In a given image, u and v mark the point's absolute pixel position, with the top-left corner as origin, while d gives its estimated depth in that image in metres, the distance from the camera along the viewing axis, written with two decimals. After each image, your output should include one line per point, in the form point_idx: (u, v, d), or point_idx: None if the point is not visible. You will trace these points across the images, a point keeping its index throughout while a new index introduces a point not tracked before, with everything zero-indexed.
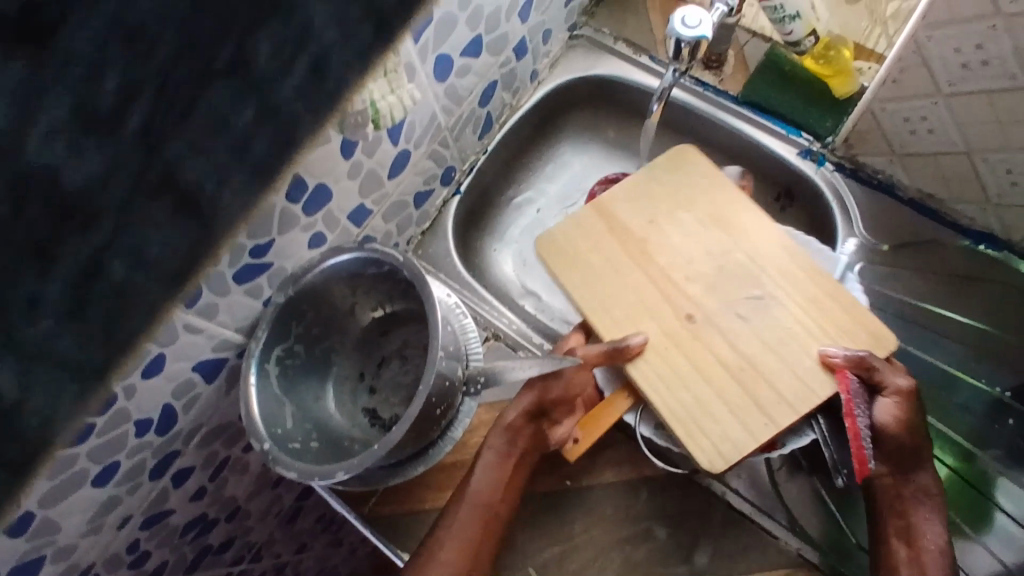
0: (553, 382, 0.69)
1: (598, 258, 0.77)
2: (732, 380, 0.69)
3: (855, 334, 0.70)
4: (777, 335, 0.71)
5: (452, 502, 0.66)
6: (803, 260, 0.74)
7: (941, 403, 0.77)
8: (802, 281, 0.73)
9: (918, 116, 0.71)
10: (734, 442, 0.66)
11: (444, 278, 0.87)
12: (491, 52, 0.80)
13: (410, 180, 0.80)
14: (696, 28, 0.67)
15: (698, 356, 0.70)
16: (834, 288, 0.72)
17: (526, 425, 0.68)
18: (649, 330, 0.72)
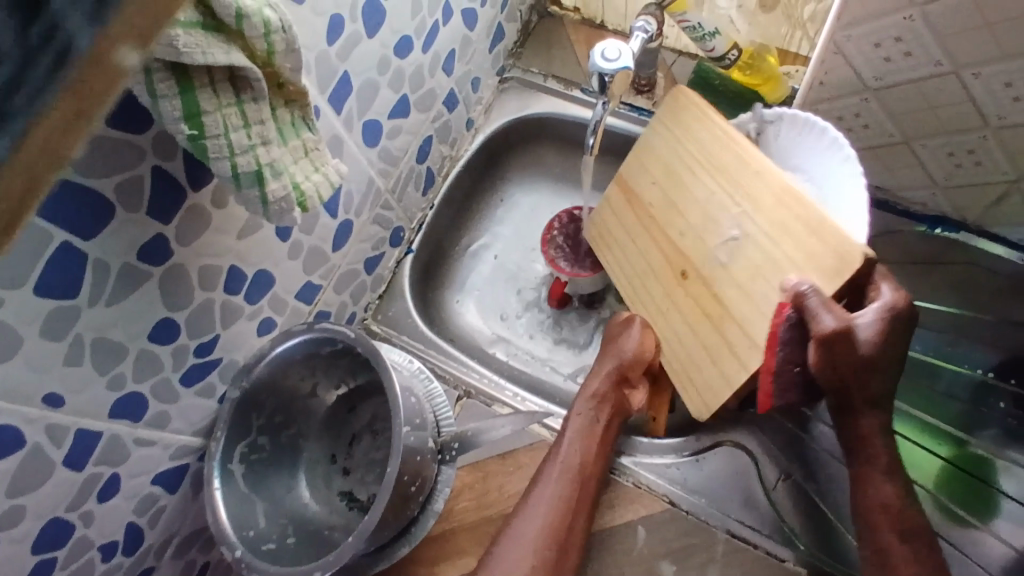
0: (620, 350, 0.75)
1: (624, 229, 0.80)
2: (711, 330, 0.69)
3: (821, 257, 0.59)
4: (753, 273, 0.65)
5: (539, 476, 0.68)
6: (774, 182, 0.64)
7: (925, 394, 0.76)
8: (796, 231, 0.62)
9: (851, 113, 0.71)
10: (712, 390, 0.68)
11: (407, 341, 0.84)
12: (420, 109, 0.79)
13: (357, 248, 0.78)
14: (617, 60, 0.67)
15: (689, 311, 0.71)
16: (807, 212, 0.61)
17: (605, 391, 0.74)
18: (654, 289, 0.76)
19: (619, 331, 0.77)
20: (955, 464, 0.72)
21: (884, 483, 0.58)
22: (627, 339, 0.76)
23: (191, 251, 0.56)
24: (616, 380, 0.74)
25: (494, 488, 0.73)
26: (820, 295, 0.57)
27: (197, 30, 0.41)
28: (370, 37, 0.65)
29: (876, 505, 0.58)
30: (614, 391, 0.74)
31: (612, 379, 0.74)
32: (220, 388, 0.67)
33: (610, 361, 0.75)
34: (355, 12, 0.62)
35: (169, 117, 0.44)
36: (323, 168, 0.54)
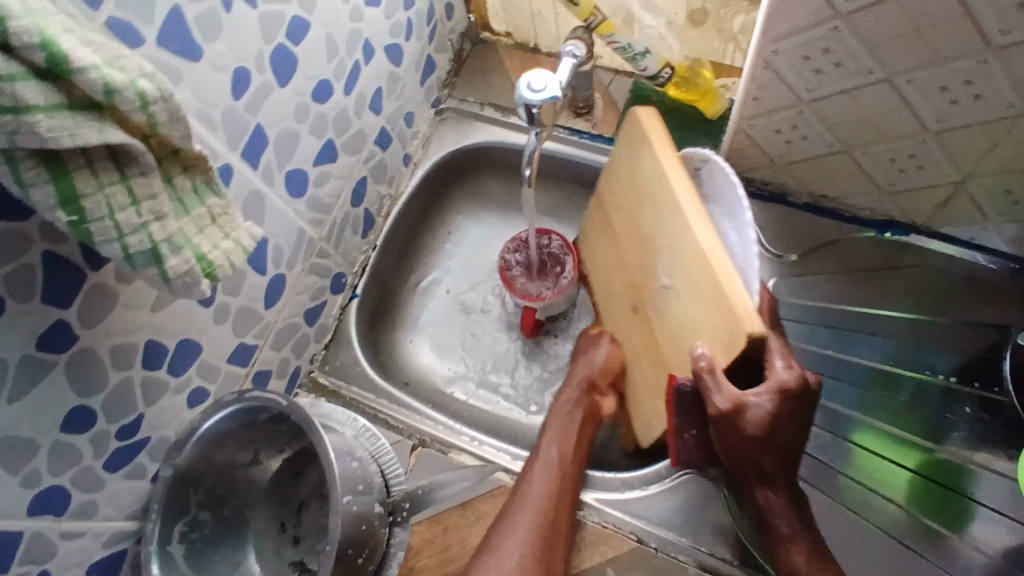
0: (591, 358, 0.74)
1: (600, 242, 0.76)
2: (653, 373, 0.67)
3: (722, 330, 0.53)
4: (677, 326, 0.61)
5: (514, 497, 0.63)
6: (693, 238, 0.56)
7: (888, 405, 0.73)
8: (702, 298, 0.55)
9: (788, 126, 0.70)
10: (649, 426, 0.70)
11: (357, 391, 0.81)
12: (349, 151, 0.76)
13: (294, 301, 0.75)
14: (544, 90, 0.65)
15: (637, 343, 0.69)
16: (716, 280, 0.53)
17: (579, 394, 0.72)
18: (616, 309, 0.74)
19: (590, 345, 0.76)
20: (925, 475, 0.70)
21: (799, 558, 0.57)
22: (596, 348, 0.75)
23: (99, 332, 0.53)
24: (591, 383, 0.72)
25: (456, 542, 0.67)
26: (714, 367, 0.54)
27: (64, 111, 0.38)
28: (281, 86, 0.63)
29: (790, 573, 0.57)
30: (590, 396, 0.72)
31: (585, 388, 0.72)
32: (153, 467, 0.63)
33: (582, 368, 0.74)
34: (261, 62, 0.60)
35: (43, 205, 0.41)
36: (233, 232, 0.51)
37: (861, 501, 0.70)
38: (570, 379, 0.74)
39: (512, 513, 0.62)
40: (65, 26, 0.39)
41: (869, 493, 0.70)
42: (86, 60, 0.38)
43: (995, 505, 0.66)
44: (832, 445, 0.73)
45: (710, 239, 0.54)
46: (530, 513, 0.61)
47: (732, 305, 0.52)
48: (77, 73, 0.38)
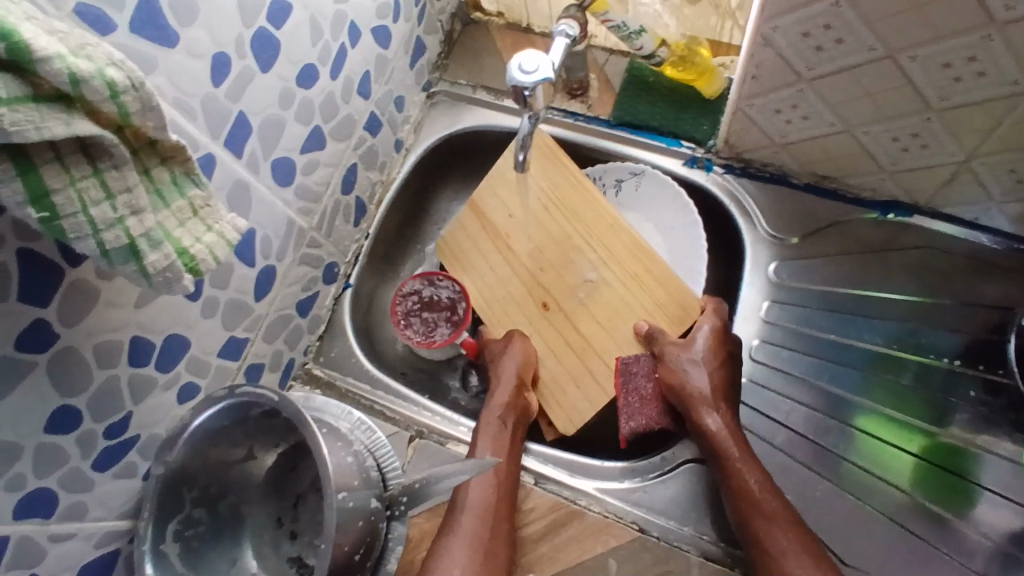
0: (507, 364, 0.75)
1: (486, 255, 0.81)
2: (577, 361, 0.76)
3: (668, 308, 0.74)
4: (607, 313, 0.75)
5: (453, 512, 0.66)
6: (630, 237, 0.75)
7: (892, 389, 0.72)
8: (644, 283, 0.74)
9: (788, 105, 0.68)
10: (579, 411, 0.75)
11: (353, 383, 0.79)
12: (336, 138, 0.74)
13: (285, 293, 0.73)
14: (536, 71, 0.63)
15: (548, 340, 0.78)
16: (656, 267, 0.74)
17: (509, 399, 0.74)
18: (515, 315, 0.80)
19: (501, 352, 0.77)
20: (927, 459, 0.69)
21: (755, 475, 0.64)
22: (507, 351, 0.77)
23: (82, 331, 0.51)
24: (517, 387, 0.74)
25: None
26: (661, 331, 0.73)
27: (29, 104, 0.37)
28: (263, 73, 0.61)
29: (759, 488, 0.63)
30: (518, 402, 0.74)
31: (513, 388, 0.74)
32: (143, 464, 0.62)
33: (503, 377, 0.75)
34: (242, 47, 0.58)
35: (12, 202, 0.39)
36: (216, 225, 0.51)
37: (865, 487, 0.69)
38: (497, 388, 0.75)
39: (454, 526, 0.65)
40: (27, 16, 0.38)
41: (871, 477, 0.70)
42: (49, 50, 0.36)
43: (999, 490, 0.65)
44: (836, 431, 0.72)
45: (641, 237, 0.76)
46: (468, 524, 0.64)
47: (673, 283, 0.74)
48: (41, 63, 0.36)
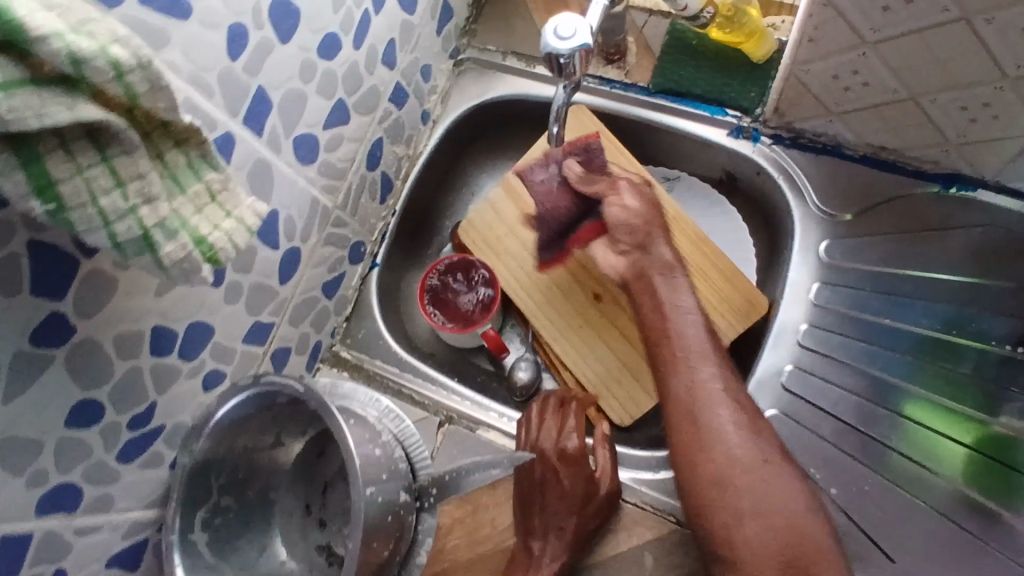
0: (552, 453, 0.69)
1: (522, 243, 0.81)
2: (632, 350, 0.78)
3: (732, 301, 0.74)
4: None
5: (532, 535, 0.67)
6: (689, 228, 0.77)
7: (948, 378, 0.67)
8: (707, 274, 0.75)
9: (847, 71, 0.62)
10: (636, 404, 0.77)
11: (380, 365, 0.77)
12: (360, 111, 0.70)
13: (310, 275, 0.71)
14: (573, 37, 0.58)
15: (602, 330, 0.79)
16: (718, 260, 0.75)
17: (550, 499, 0.68)
18: (561, 306, 0.80)
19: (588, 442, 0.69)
20: (981, 451, 0.64)
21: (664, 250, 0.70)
22: (565, 441, 0.69)
23: (99, 322, 0.50)
24: (563, 487, 0.67)
25: (486, 522, 0.69)
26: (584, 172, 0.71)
27: (27, 89, 0.34)
28: (283, 45, 0.58)
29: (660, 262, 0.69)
30: (560, 507, 0.66)
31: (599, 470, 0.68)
32: (170, 453, 0.61)
33: (548, 470, 0.69)
34: (259, 17, 0.54)
35: (15, 194, 0.37)
36: (235, 211, 0.48)
37: (914, 481, 0.65)
38: (535, 481, 0.69)
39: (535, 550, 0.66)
40: None
41: (921, 470, 0.66)
42: (47, 28, 0.33)
43: None
44: (884, 420, 0.68)
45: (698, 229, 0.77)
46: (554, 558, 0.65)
47: (736, 275, 0.75)
48: (38, 43, 0.33)
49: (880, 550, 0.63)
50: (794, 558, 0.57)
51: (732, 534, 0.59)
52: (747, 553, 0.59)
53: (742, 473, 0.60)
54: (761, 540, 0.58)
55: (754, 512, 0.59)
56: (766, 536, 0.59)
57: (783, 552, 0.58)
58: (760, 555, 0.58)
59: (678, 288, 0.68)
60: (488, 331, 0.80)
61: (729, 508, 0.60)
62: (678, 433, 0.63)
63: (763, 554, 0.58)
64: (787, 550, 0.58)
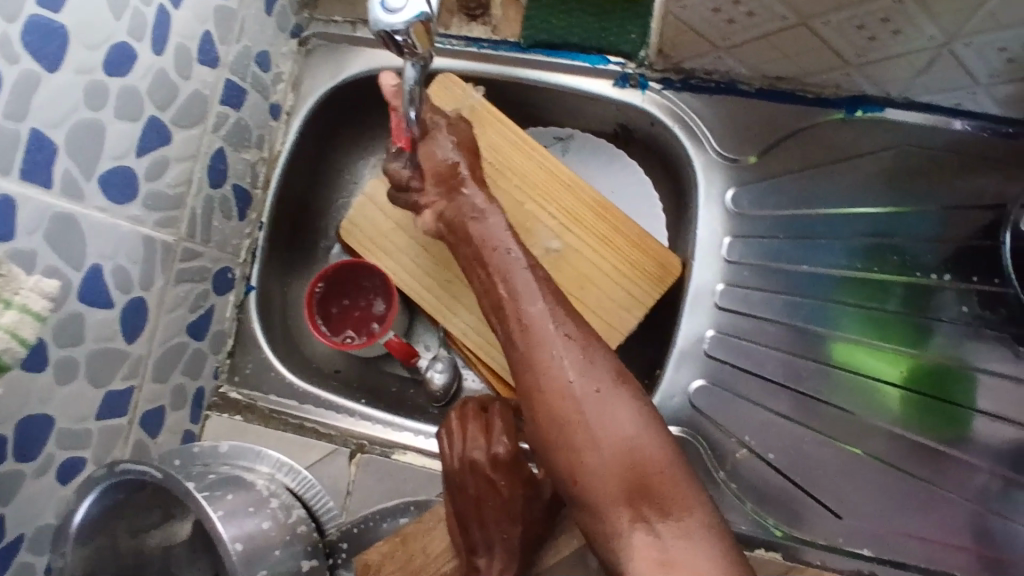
0: (484, 462, 0.61)
1: (410, 237, 0.71)
2: None
3: (645, 267, 0.68)
4: (575, 281, 0.68)
5: (472, 552, 0.60)
6: (590, 195, 0.70)
7: (876, 317, 0.64)
8: (615, 240, 0.69)
9: (727, 3, 0.54)
10: None
11: (276, 402, 0.69)
12: (184, 124, 0.60)
13: (168, 321, 0.62)
14: (405, 8, 0.48)
15: None
16: (623, 225, 0.69)
17: (489, 511, 0.60)
18: (464, 298, 0.71)
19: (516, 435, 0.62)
20: (916, 389, 0.63)
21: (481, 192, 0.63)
22: (494, 447, 0.61)
23: None
24: (502, 495, 0.60)
25: (418, 551, 0.61)
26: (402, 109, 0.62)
27: None
28: (50, 75, 0.47)
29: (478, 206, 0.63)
30: (503, 518, 0.60)
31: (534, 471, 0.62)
32: (39, 560, 0.54)
33: (480, 480, 0.61)
34: (9, 49, 0.44)
35: None
36: (15, 298, 0.38)
37: (853, 431, 0.63)
38: (467, 495, 0.61)
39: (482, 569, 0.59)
40: None
41: (862, 419, 0.63)
42: None
43: (994, 414, 0.62)
44: (818, 373, 0.64)
45: (600, 194, 0.70)
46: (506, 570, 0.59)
47: (645, 239, 0.69)
48: None
49: (819, 506, 0.61)
50: (642, 486, 0.50)
51: (575, 473, 0.51)
52: (590, 488, 0.51)
53: (581, 409, 0.52)
54: (603, 473, 0.51)
55: (601, 446, 0.51)
56: (613, 472, 0.50)
57: (627, 482, 0.50)
58: (603, 489, 0.50)
59: (500, 230, 0.62)
60: (392, 338, 0.72)
61: (565, 445, 0.52)
62: (518, 376, 0.55)
63: (609, 488, 0.50)
64: (632, 479, 0.50)
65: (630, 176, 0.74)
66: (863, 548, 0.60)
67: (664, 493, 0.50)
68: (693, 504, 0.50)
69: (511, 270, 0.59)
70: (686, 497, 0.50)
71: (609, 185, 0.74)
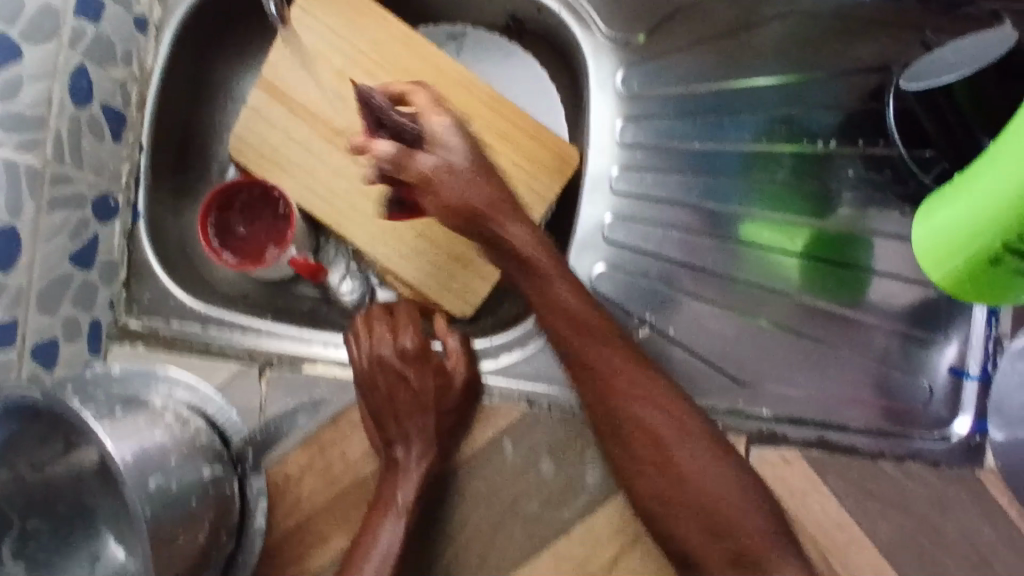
0: (394, 358, 0.62)
1: (302, 149, 0.69)
2: (453, 239, 0.70)
3: (544, 159, 0.66)
4: None
5: (387, 448, 0.61)
6: (482, 91, 0.67)
7: (771, 189, 0.65)
8: (512, 135, 0.67)
9: None
10: (474, 292, 0.70)
11: (179, 328, 0.67)
12: (37, 38, 0.56)
13: (47, 250, 0.59)
14: None
15: (418, 223, 0.70)
16: (519, 119, 0.67)
17: (402, 403, 0.62)
18: (365, 208, 0.69)
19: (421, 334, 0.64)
20: (817, 256, 0.64)
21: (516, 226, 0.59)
22: (401, 341, 0.63)
23: None
24: (413, 387, 0.62)
25: (337, 457, 0.63)
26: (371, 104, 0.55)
27: None
28: None
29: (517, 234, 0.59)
30: (416, 408, 0.61)
31: (446, 364, 0.63)
32: None
33: (390, 376, 0.62)
34: None
35: None
36: None
37: (757, 302, 0.64)
38: (380, 392, 0.62)
39: (399, 463, 0.60)
40: None
41: (767, 290, 0.64)
42: None
43: (892, 274, 0.64)
44: (724, 251, 0.64)
45: (492, 89, 0.68)
46: (420, 462, 0.60)
47: (539, 131, 0.67)
48: None
49: (720, 374, 0.63)
50: (723, 533, 0.55)
51: (670, 534, 0.57)
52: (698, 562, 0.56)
53: (659, 453, 0.57)
54: (700, 541, 0.55)
55: (679, 504, 0.56)
56: (698, 528, 0.56)
57: (708, 528, 0.55)
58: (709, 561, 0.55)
59: (519, 234, 0.59)
60: (297, 258, 0.69)
61: (650, 494, 0.57)
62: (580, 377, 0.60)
63: (711, 555, 0.55)
64: (713, 525, 0.55)
65: (528, 70, 0.72)
66: (762, 408, 0.63)
67: (756, 552, 0.54)
68: (768, 535, 0.54)
69: (521, 244, 0.58)
70: (762, 535, 0.54)
71: (505, 82, 0.72)
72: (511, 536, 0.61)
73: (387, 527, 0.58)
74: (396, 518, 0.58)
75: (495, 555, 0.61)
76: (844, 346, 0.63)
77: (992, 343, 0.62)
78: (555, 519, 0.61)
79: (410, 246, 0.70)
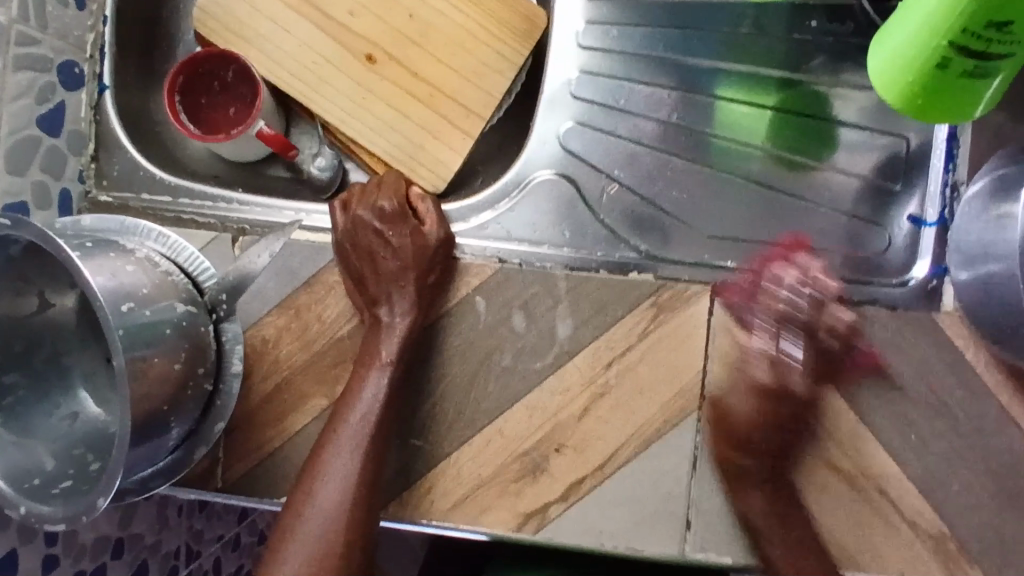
0: (372, 218, 0.63)
1: (268, 20, 0.68)
2: (425, 110, 0.68)
3: (511, 23, 0.68)
4: (444, 45, 0.68)
5: (369, 310, 0.62)
6: None
7: (740, 43, 0.67)
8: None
9: None
10: (444, 165, 0.68)
11: (150, 200, 0.68)
12: None
13: (14, 110, 0.58)
14: None
15: (386, 94, 0.68)
16: None
17: (383, 264, 0.62)
18: (331, 79, 0.68)
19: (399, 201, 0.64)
20: (786, 109, 0.67)
21: None
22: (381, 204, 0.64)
23: None
24: (393, 246, 0.63)
25: (313, 320, 0.64)
26: None
27: None
28: None
29: None
30: (397, 267, 0.62)
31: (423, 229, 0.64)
32: None
33: (371, 236, 0.63)
34: None
35: None
36: None
37: (728, 157, 0.66)
38: (361, 253, 0.63)
39: (380, 323, 0.61)
40: None
41: (737, 142, 0.67)
42: None
43: (859, 124, 0.66)
44: (702, 105, 0.67)
45: None
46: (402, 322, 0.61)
47: None
48: None
49: (680, 225, 0.66)
50: None
51: None
52: None
53: None
54: None
55: None
56: None
57: None
58: None
59: None
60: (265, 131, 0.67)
61: None
62: None
63: None
64: None
65: None
66: (727, 260, 0.65)
67: None
68: None
69: None
70: None
71: None
72: (487, 388, 0.62)
73: (369, 383, 0.59)
74: (380, 368, 0.59)
75: (471, 410, 0.62)
76: (812, 197, 0.66)
77: (949, 189, 0.63)
78: (530, 372, 0.62)
79: (380, 118, 0.68)
